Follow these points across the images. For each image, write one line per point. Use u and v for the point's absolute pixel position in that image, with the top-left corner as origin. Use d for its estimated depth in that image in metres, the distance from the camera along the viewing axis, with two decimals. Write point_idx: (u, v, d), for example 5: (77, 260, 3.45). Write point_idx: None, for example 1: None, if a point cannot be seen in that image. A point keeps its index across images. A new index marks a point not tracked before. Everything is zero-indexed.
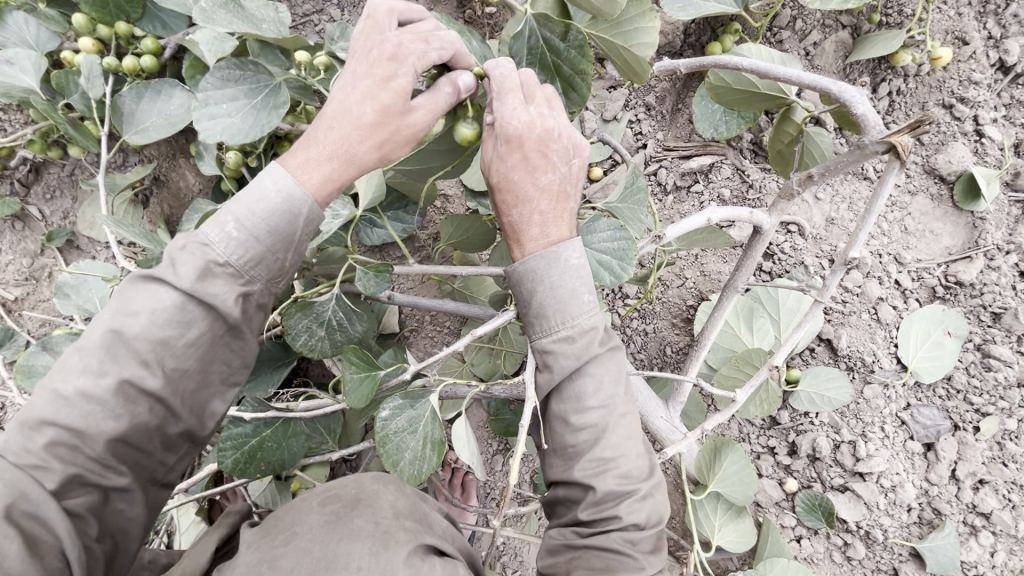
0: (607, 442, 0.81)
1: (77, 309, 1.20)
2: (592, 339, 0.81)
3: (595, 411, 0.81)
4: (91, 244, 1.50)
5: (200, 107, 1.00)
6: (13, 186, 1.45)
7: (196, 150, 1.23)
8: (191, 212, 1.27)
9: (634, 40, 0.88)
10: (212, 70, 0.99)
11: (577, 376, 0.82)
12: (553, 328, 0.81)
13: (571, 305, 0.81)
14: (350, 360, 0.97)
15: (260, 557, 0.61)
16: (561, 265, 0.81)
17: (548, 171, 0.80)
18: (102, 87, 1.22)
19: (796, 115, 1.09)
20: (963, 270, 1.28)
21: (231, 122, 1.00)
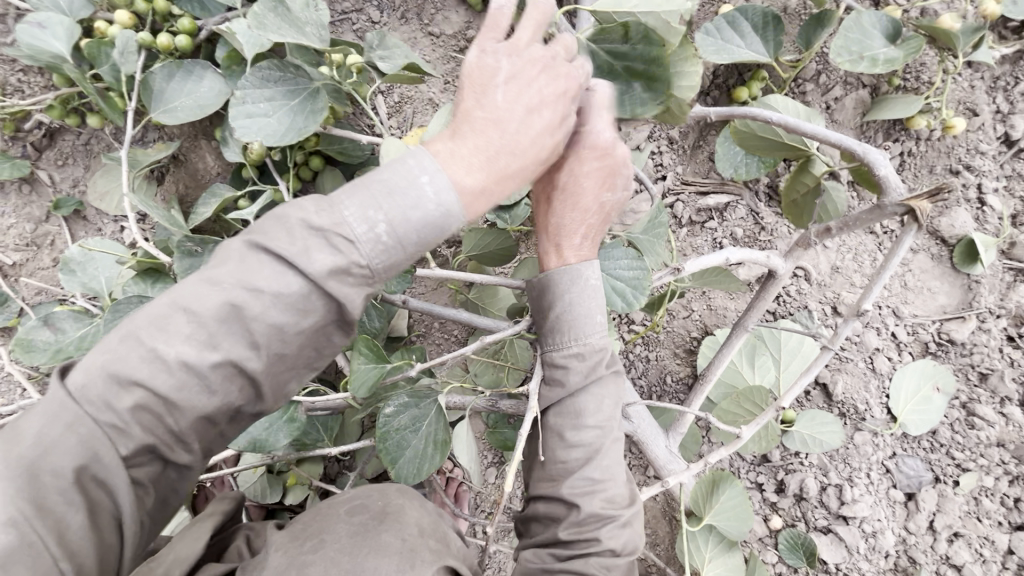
0: (601, 461, 0.82)
1: (81, 286, 1.17)
2: (600, 358, 0.84)
3: (592, 430, 0.83)
4: (97, 214, 1.47)
5: (237, 104, 1.02)
6: (24, 148, 1.43)
7: (222, 136, 1.27)
8: (207, 196, 1.28)
9: (678, 79, 0.89)
10: (253, 68, 1.01)
11: (581, 392, 0.84)
12: (565, 343, 0.84)
13: (588, 323, 0.83)
14: (363, 350, 0.95)
15: (289, 564, 0.64)
16: (582, 283, 0.83)
17: (611, 192, 0.84)
18: (135, 63, 1.23)
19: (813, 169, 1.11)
20: (955, 329, 1.34)
21: (267, 122, 1.03)
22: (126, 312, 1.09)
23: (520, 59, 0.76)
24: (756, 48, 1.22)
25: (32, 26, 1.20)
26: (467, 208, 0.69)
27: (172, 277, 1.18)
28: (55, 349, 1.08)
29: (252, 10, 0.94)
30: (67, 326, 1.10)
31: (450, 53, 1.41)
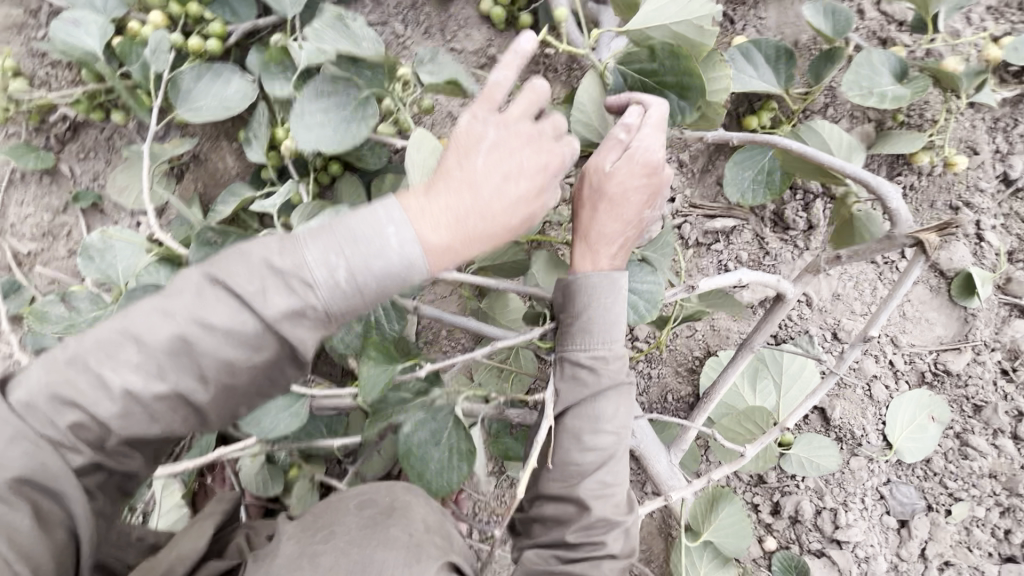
0: (615, 464, 0.86)
1: (99, 273, 1.19)
2: (621, 365, 0.88)
3: (609, 436, 0.86)
4: (113, 208, 1.49)
5: (296, 117, 1.11)
6: (47, 140, 1.46)
7: (246, 137, 1.30)
8: (226, 194, 1.32)
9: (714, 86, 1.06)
10: (312, 81, 1.11)
11: (604, 396, 0.86)
12: (593, 345, 0.87)
13: (615, 326, 0.87)
14: (373, 355, 0.94)
15: (302, 551, 0.67)
16: (619, 293, 0.87)
17: (650, 210, 0.91)
18: (166, 62, 1.25)
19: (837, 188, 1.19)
20: (951, 360, 1.37)
21: (325, 132, 1.11)
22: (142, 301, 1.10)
23: (508, 128, 0.83)
24: (768, 78, 1.27)
25: (69, 24, 1.24)
26: (432, 256, 0.73)
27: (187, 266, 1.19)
28: (67, 323, 1.08)
29: (308, 28, 1.06)
30: (83, 306, 1.12)
31: (469, 68, 1.45)
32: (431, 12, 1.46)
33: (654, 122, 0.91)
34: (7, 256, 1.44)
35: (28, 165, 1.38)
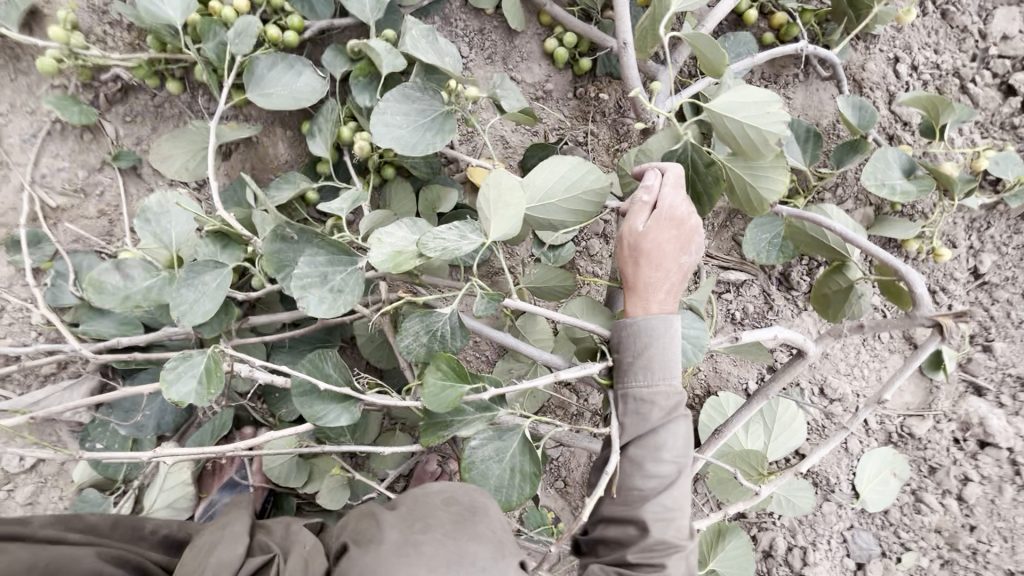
0: (675, 492, 0.93)
1: (152, 237, 1.17)
2: (679, 403, 0.96)
3: (669, 464, 0.94)
4: (152, 175, 1.48)
5: (377, 113, 1.16)
6: (94, 97, 1.43)
7: (310, 129, 1.34)
8: (282, 182, 1.36)
9: (762, 183, 0.99)
10: (398, 87, 1.17)
11: (665, 430, 0.94)
12: (655, 380, 0.95)
13: (673, 366, 0.96)
14: (438, 366, 0.90)
15: (404, 538, 0.77)
16: (676, 332, 0.96)
17: (687, 255, 1.00)
18: (248, 48, 1.28)
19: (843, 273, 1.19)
20: (915, 424, 1.55)
21: (403, 135, 1.17)
22: (200, 276, 1.11)
23: None
24: (796, 155, 1.42)
25: None
26: None
27: (241, 245, 1.20)
28: (123, 296, 1.11)
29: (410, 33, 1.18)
30: (138, 274, 1.13)
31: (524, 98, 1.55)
32: (497, 40, 1.55)
33: (670, 179, 1.01)
34: (33, 207, 1.39)
35: (73, 120, 1.36)
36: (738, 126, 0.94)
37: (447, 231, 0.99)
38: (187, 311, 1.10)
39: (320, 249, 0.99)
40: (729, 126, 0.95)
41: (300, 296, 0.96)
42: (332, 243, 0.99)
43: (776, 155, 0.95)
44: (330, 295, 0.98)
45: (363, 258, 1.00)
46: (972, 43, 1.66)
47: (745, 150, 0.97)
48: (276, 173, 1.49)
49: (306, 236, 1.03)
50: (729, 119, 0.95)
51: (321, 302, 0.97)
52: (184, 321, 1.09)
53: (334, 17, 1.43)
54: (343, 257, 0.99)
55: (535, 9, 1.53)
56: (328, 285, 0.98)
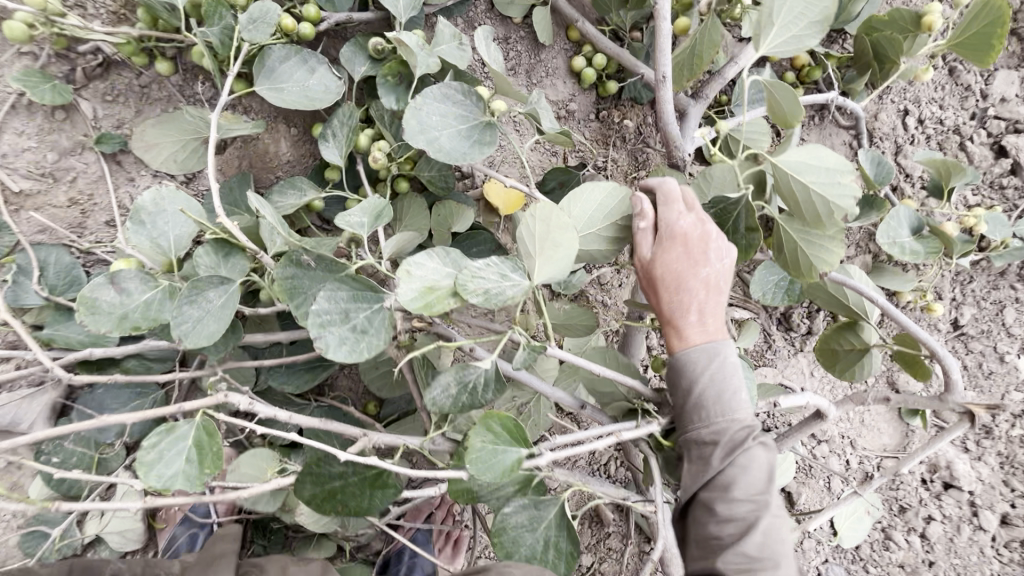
0: (765, 532, 0.88)
1: (150, 242, 1.09)
2: (746, 437, 0.91)
3: (743, 504, 0.89)
4: (133, 162, 1.34)
5: (413, 109, 1.00)
6: (70, 70, 1.27)
7: (324, 132, 1.23)
8: (288, 187, 1.26)
9: (817, 251, 0.99)
10: (439, 84, 1.02)
11: (737, 470, 0.90)
12: (711, 418, 0.94)
13: (732, 402, 0.93)
14: (488, 428, 0.87)
15: None
16: (720, 358, 0.95)
17: (704, 266, 0.95)
18: (265, 35, 1.13)
19: (865, 332, 1.17)
20: (891, 466, 1.64)
21: (438, 141, 1.00)
22: (204, 292, 1.01)
23: None
24: None
25: None
26: None
27: (244, 255, 1.07)
28: (119, 314, 0.99)
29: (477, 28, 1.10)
30: (133, 287, 1.01)
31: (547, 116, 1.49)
32: (522, 50, 1.47)
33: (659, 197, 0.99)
34: None
35: (47, 99, 1.20)
36: (803, 187, 0.95)
37: (485, 268, 0.94)
38: (191, 332, 1.01)
39: (342, 282, 0.90)
40: (794, 186, 0.96)
41: (317, 334, 0.87)
42: (356, 278, 0.91)
43: (831, 227, 0.96)
44: (351, 335, 0.89)
45: (391, 296, 0.92)
46: (974, 101, 1.72)
47: (803, 213, 0.98)
48: (275, 172, 1.37)
49: (326, 266, 0.95)
50: (795, 179, 0.95)
51: (341, 342, 0.88)
52: (187, 343, 1.00)
53: (353, 10, 1.32)
54: (368, 294, 0.92)
55: (564, 23, 1.47)
56: (349, 324, 0.89)
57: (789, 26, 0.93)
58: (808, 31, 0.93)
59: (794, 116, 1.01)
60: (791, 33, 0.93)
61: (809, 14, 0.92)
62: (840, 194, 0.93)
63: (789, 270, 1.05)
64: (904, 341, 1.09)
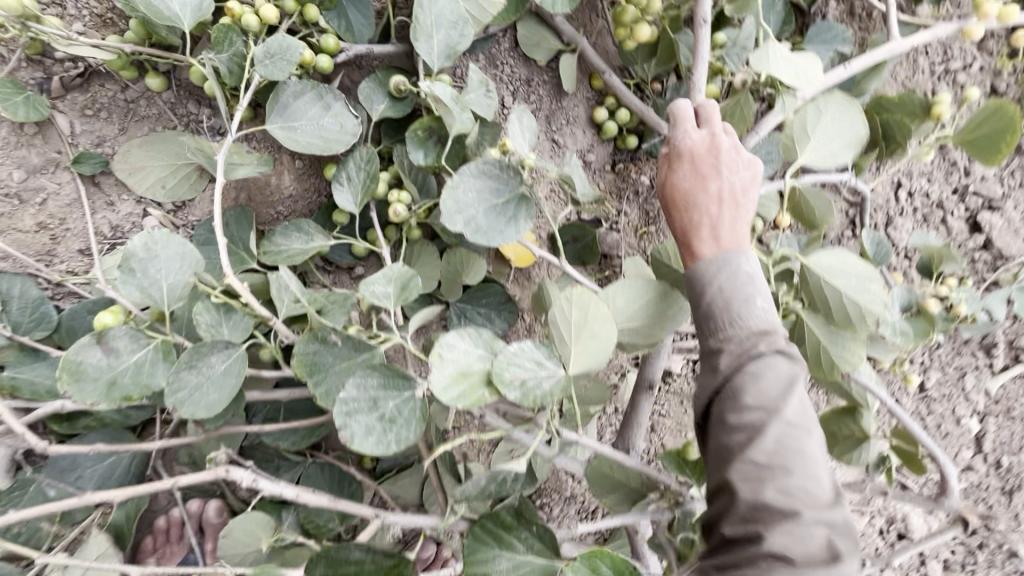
0: (784, 444, 0.77)
1: (139, 292, 0.96)
2: (760, 338, 0.83)
3: (753, 412, 0.78)
4: (114, 185, 1.20)
5: (450, 187, 0.98)
6: (45, 78, 1.13)
7: (338, 175, 1.15)
8: (292, 229, 1.17)
9: (840, 353, 1.00)
10: (477, 160, 1.00)
11: (746, 376, 0.81)
12: (720, 324, 0.86)
13: (743, 304, 0.85)
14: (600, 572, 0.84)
15: None
16: (735, 264, 0.87)
17: (715, 178, 0.92)
18: (284, 72, 1.04)
19: (863, 421, 1.22)
20: (855, 519, 1.74)
21: (473, 218, 0.98)
22: (206, 357, 0.91)
23: None
24: None
25: None
26: None
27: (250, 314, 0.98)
28: (108, 378, 0.87)
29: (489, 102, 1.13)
30: (122, 347, 0.90)
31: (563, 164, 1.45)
32: (544, 95, 1.43)
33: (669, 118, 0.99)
34: None
35: (20, 115, 1.06)
36: (835, 293, 0.96)
37: (519, 355, 0.91)
38: (188, 401, 0.90)
39: (373, 369, 0.84)
40: (826, 290, 0.97)
41: (342, 424, 0.81)
42: (387, 364, 0.85)
43: (858, 331, 0.97)
44: (379, 425, 0.83)
45: (423, 385, 0.86)
46: (958, 177, 1.81)
47: (832, 315, 0.99)
48: (275, 207, 1.27)
49: (352, 344, 0.89)
50: (828, 284, 0.96)
51: (367, 433, 0.82)
52: (181, 413, 0.90)
53: (372, 41, 1.24)
54: (399, 381, 0.85)
55: (588, 71, 1.43)
56: (377, 413, 0.83)
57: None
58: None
59: (823, 220, 0.98)
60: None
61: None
62: (871, 304, 0.94)
63: (809, 367, 1.06)
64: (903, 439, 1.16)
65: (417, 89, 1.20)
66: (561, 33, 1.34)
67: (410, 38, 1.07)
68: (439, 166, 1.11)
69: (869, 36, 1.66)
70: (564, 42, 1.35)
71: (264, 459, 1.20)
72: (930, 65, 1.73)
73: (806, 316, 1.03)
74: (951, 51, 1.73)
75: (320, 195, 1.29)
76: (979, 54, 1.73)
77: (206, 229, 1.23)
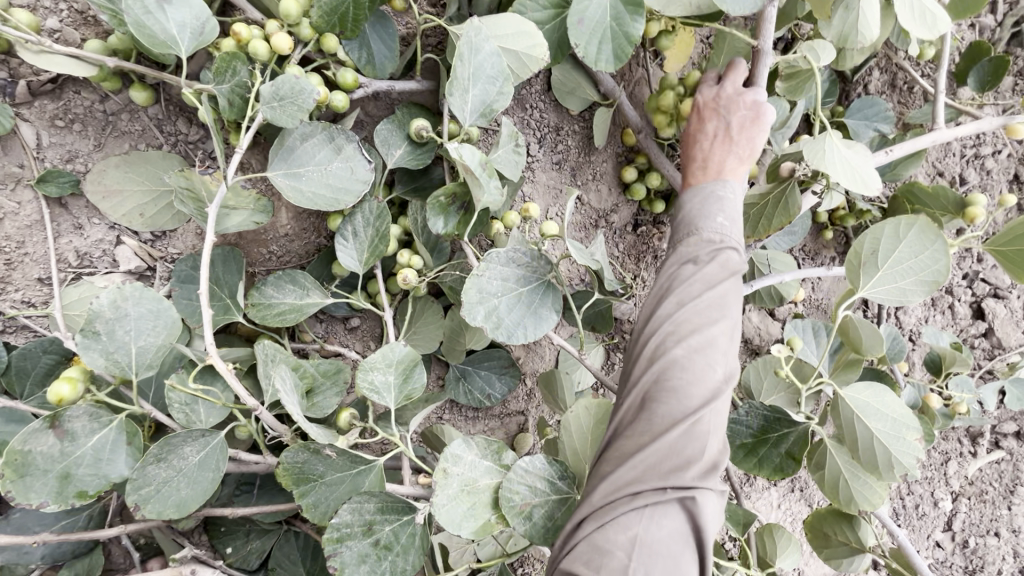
0: (689, 331, 0.80)
1: (105, 359, 0.84)
2: (707, 246, 0.86)
3: (674, 300, 0.83)
4: (84, 207, 1.06)
5: (473, 275, 0.88)
6: (8, 80, 0.96)
7: (345, 231, 1.04)
8: (286, 281, 1.04)
9: (860, 487, 0.99)
10: (505, 246, 0.90)
11: (681, 273, 0.85)
12: (679, 234, 0.90)
13: (703, 218, 0.89)
14: None
15: None
16: (709, 193, 0.91)
17: (712, 120, 0.99)
18: (296, 115, 0.92)
19: (861, 531, 1.19)
20: None
21: (495, 307, 0.89)
22: (176, 448, 0.83)
23: None
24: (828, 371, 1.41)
25: None
26: None
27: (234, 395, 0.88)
28: (62, 468, 0.77)
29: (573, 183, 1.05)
30: (80, 430, 0.78)
31: (583, 223, 1.36)
32: (573, 145, 1.32)
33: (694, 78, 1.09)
34: None
35: None
36: (867, 433, 0.93)
37: (529, 473, 0.86)
38: (154, 497, 0.81)
39: (372, 494, 0.79)
40: (857, 427, 0.94)
41: (332, 550, 0.76)
42: (387, 488, 0.81)
43: (883, 477, 0.94)
44: (372, 553, 0.78)
45: (424, 510, 0.81)
46: (969, 263, 1.78)
47: (858, 454, 0.96)
48: (267, 247, 1.13)
49: (348, 456, 0.82)
50: (861, 421, 0.93)
51: (360, 561, 0.77)
52: (146, 510, 0.80)
53: (394, 75, 1.12)
54: (398, 504, 0.81)
55: (620, 125, 1.33)
56: (371, 538, 0.79)
57: (895, 278, 0.99)
58: (914, 287, 0.99)
59: (870, 351, 1.01)
60: (898, 283, 1.00)
61: (920, 274, 0.98)
62: (906, 450, 0.91)
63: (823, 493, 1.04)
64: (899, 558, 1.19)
65: (441, 137, 1.08)
66: (599, 83, 1.22)
67: (443, 93, 0.95)
68: (458, 235, 1.02)
69: (908, 113, 1.59)
70: (601, 94, 1.23)
71: (234, 523, 1.10)
72: (961, 148, 1.68)
73: (831, 447, 1.00)
74: (983, 136, 1.68)
75: (319, 235, 1.16)
76: (1009, 142, 1.69)
77: (187, 264, 1.08)
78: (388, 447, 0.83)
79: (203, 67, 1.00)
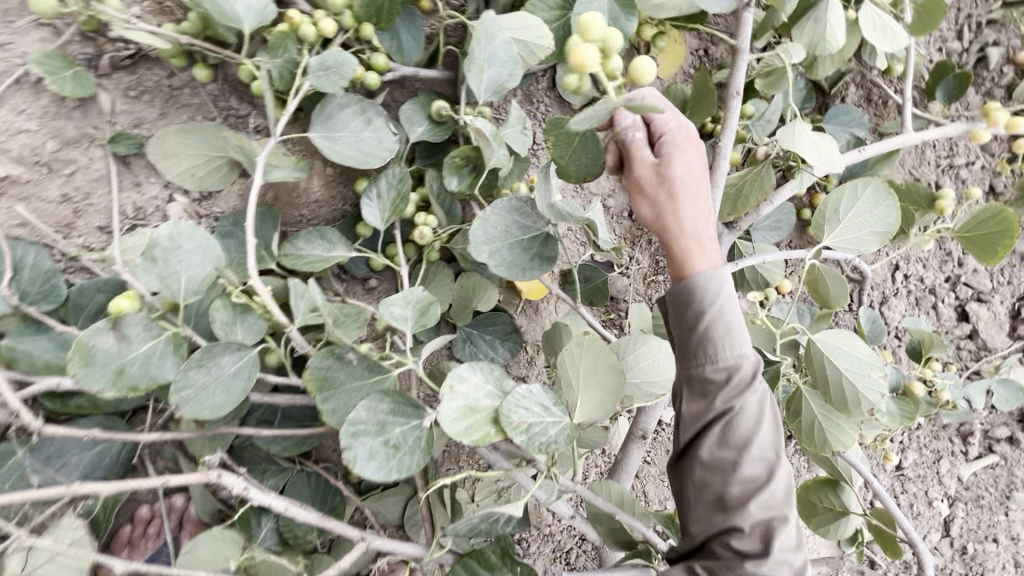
0: (780, 493, 0.82)
1: (158, 281, 0.96)
2: (753, 376, 0.86)
3: (758, 460, 0.83)
4: (144, 167, 1.21)
5: (481, 219, 1.02)
6: (94, 55, 1.14)
7: (371, 190, 1.18)
8: (316, 236, 1.18)
9: (833, 431, 1.06)
10: (509, 196, 1.03)
11: (748, 413, 0.84)
12: (719, 354, 0.87)
13: (738, 335, 0.87)
14: None
15: None
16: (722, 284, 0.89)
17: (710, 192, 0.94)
18: (336, 84, 1.08)
19: (845, 496, 1.25)
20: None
21: (499, 248, 1.02)
22: (217, 357, 0.94)
23: None
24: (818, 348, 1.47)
25: None
26: None
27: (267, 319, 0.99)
28: (117, 365, 0.88)
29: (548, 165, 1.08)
30: (135, 335, 0.90)
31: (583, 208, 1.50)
32: None
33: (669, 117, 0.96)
34: None
35: (66, 90, 1.07)
36: (837, 373, 1.02)
37: (528, 398, 0.95)
38: (192, 401, 0.91)
39: (386, 394, 0.89)
40: (827, 370, 1.03)
41: (348, 444, 0.84)
42: (399, 392, 0.91)
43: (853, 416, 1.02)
44: (383, 450, 0.87)
45: (430, 415, 0.91)
46: (951, 266, 1.88)
47: (829, 396, 1.05)
48: (299, 210, 1.28)
49: (367, 365, 0.94)
50: (831, 363, 1.03)
51: (371, 458, 0.85)
52: (185, 411, 0.91)
53: (419, 65, 1.29)
54: (408, 409, 0.91)
55: None
56: (383, 438, 0.87)
57: (853, 230, 1.11)
58: (868, 238, 1.11)
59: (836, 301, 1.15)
60: (855, 234, 1.12)
61: (873, 226, 1.11)
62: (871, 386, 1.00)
63: (799, 440, 1.12)
64: (880, 518, 1.26)
65: (458, 115, 1.24)
66: None
67: (461, 70, 1.11)
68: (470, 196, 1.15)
69: (883, 124, 1.74)
70: None
71: (254, 458, 1.19)
72: (935, 158, 1.82)
73: (806, 392, 1.09)
74: (956, 148, 1.82)
75: (345, 203, 1.31)
76: (981, 154, 1.83)
77: (229, 221, 1.22)
78: (401, 361, 0.93)
79: (258, 49, 1.17)
